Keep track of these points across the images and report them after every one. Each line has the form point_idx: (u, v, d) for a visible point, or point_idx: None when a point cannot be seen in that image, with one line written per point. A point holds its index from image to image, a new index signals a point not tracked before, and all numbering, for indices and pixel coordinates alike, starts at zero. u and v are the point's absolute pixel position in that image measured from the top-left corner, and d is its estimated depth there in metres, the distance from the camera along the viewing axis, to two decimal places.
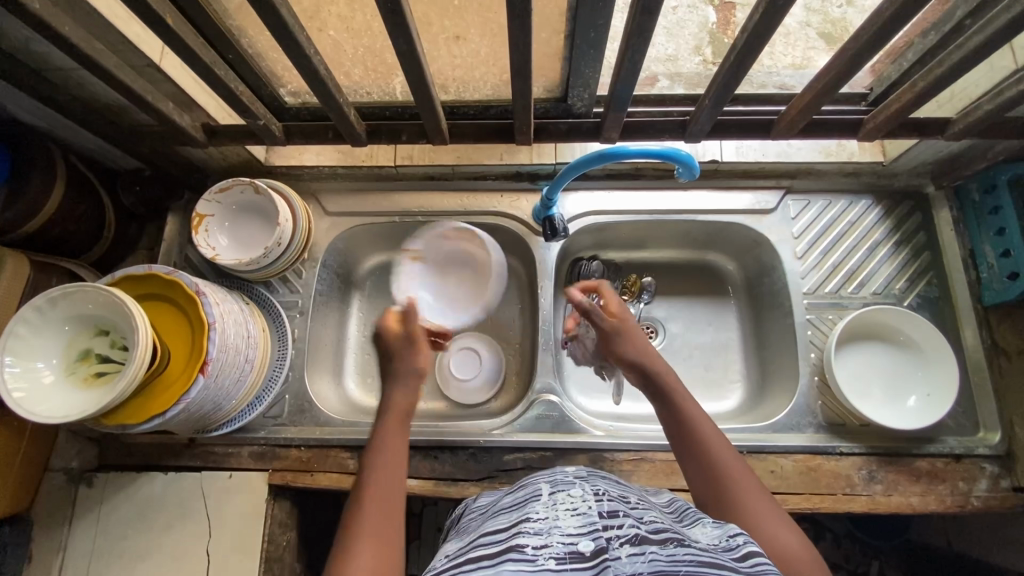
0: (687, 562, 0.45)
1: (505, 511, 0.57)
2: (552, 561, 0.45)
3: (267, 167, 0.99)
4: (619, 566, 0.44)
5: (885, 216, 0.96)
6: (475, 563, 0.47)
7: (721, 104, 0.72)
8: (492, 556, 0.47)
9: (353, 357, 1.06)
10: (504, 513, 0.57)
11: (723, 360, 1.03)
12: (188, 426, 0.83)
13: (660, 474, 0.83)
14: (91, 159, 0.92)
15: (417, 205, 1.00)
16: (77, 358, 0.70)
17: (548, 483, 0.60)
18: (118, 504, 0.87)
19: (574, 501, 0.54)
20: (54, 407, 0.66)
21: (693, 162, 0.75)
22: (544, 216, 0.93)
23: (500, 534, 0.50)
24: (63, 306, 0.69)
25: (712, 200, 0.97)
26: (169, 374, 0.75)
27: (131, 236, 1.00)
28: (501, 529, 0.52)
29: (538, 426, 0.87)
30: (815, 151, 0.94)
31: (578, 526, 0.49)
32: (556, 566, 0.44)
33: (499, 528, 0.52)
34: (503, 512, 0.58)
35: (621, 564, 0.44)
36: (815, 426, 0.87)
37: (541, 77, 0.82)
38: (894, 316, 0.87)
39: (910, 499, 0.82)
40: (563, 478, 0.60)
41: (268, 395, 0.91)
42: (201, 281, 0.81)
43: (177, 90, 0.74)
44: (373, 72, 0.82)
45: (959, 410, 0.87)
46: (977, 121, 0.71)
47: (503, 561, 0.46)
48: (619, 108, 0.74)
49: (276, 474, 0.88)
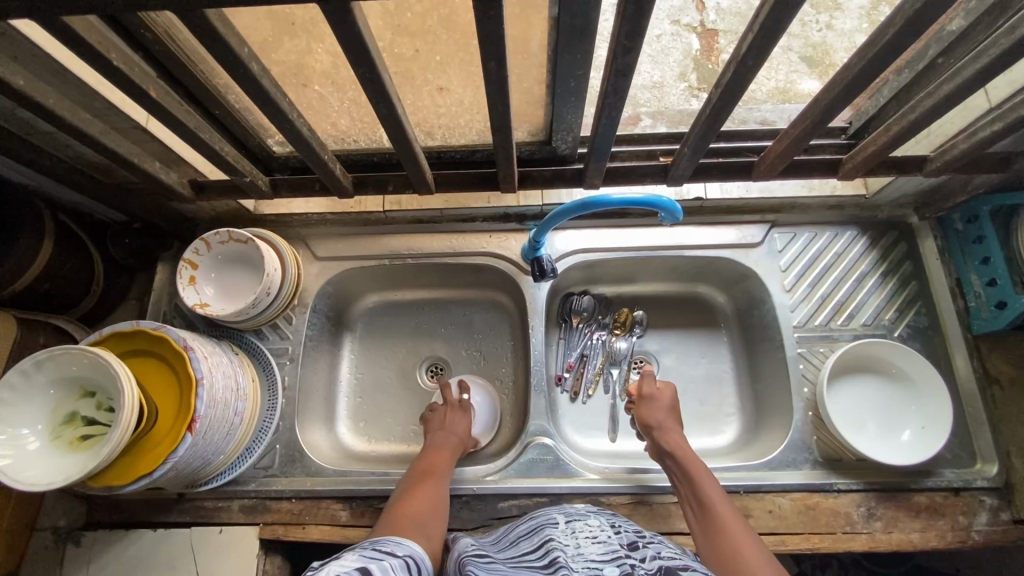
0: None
1: (530, 535, 0.66)
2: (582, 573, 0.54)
3: (256, 216, 0.99)
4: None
5: (870, 247, 0.97)
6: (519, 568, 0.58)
7: (701, 151, 0.73)
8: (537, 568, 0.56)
9: (346, 401, 1.05)
10: (530, 535, 0.66)
11: (717, 393, 1.03)
12: (177, 482, 0.82)
13: (656, 518, 0.82)
14: (81, 214, 0.93)
15: (406, 247, 1.01)
16: (63, 421, 0.69)
17: (563, 515, 0.70)
18: (105, 563, 0.85)
19: (594, 532, 0.64)
20: (40, 473, 0.66)
21: (676, 207, 0.75)
22: (532, 257, 0.93)
23: (536, 552, 0.61)
24: (47, 369, 0.68)
25: (698, 235, 0.98)
26: (156, 432, 0.75)
27: (119, 287, 1.00)
28: (535, 547, 0.62)
29: (532, 470, 0.86)
30: (799, 187, 0.95)
31: (602, 552, 0.59)
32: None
33: (531, 549, 0.62)
34: (528, 535, 0.67)
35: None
36: (811, 462, 0.86)
37: (524, 123, 0.83)
38: (884, 348, 0.87)
39: (911, 536, 0.81)
40: (576, 512, 0.71)
41: (259, 446, 0.90)
42: (189, 336, 0.80)
43: (164, 149, 0.75)
44: (359, 122, 0.83)
45: (955, 441, 0.86)
46: (954, 159, 0.73)
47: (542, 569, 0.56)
48: (600, 157, 0.76)
49: (266, 528, 0.86)
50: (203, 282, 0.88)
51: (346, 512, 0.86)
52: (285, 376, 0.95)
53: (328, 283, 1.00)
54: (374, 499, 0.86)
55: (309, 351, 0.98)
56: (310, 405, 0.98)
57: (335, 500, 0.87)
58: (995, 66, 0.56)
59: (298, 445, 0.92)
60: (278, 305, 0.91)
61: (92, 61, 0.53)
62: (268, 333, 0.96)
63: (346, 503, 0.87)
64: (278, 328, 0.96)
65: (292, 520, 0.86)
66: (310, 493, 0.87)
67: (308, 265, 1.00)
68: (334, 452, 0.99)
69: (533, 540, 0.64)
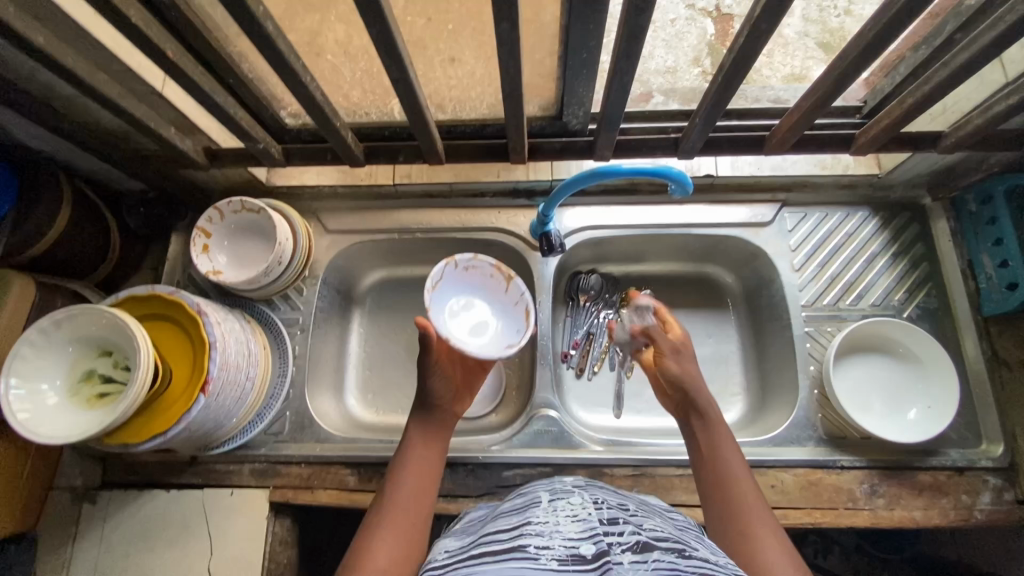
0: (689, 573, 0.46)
1: (506, 515, 0.58)
2: (555, 561, 0.47)
3: (268, 188, 1.00)
4: (621, 569, 0.46)
5: (881, 228, 0.96)
6: (479, 557, 0.50)
7: (712, 121, 0.73)
8: (498, 552, 0.50)
9: (355, 373, 1.07)
10: (505, 517, 0.58)
11: (723, 372, 1.03)
12: (190, 444, 0.84)
13: (659, 490, 0.83)
14: (97, 183, 0.95)
15: (416, 221, 1.01)
16: (81, 378, 0.71)
17: (547, 492, 0.60)
18: (121, 521, 0.88)
19: (574, 509, 0.55)
20: (59, 428, 0.67)
21: (686, 179, 0.75)
22: (541, 232, 0.93)
23: (502, 535, 0.52)
24: (67, 328, 0.70)
25: (708, 213, 0.98)
26: (171, 393, 0.77)
27: (134, 256, 1.01)
28: (504, 529, 0.53)
29: (537, 441, 0.87)
30: (810, 163, 0.95)
31: (578, 531, 0.51)
32: (558, 566, 0.46)
33: (500, 531, 0.54)
34: (504, 516, 0.58)
35: (624, 568, 0.46)
36: (815, 439, 0.86)
37: (536, 97, 0.83)
38: (893, 328, 0.87)
39: (913, 513, 0.81)
40: (561, 487, 0.61)
41: (269, 412, 0.92)
42: (204, 301, 0.82)
43: (179, 115, 0.76)
44: (371, 94, 0.83)
45: (961, 422, 0.86)
46: (969, 134, 0.72)
47: (506, 557, 0.48)
48: (611, 126, 0.75)
49: (276, 491, 0.88)
50: (216, 249, 0.89)
51: (353, 477, 0.88)
52: (296, 345, 0.97)
53: (338, 256, 1.01)
54: (382, 465, 0.88)
55: (319, 322, 1.00)
56: (320, 375, 1.00)
57: (342, 466, 0.89)
58: (1013, 33, 0.56)
59: (307, 412, 0.93)
60: (288, 276, 0.93)
61: (110, 18, 0.54)
62: (280, 303, 0.98)
63: (353, 469, 0.89)
64: (289, 298, 0.98)
65: (300, 484, 0.88)
66: (319, 458, 0.89)
67: (319, 238, 1.01)
68: (344, 422, 1.01)
69: (507, 522, 0.55)
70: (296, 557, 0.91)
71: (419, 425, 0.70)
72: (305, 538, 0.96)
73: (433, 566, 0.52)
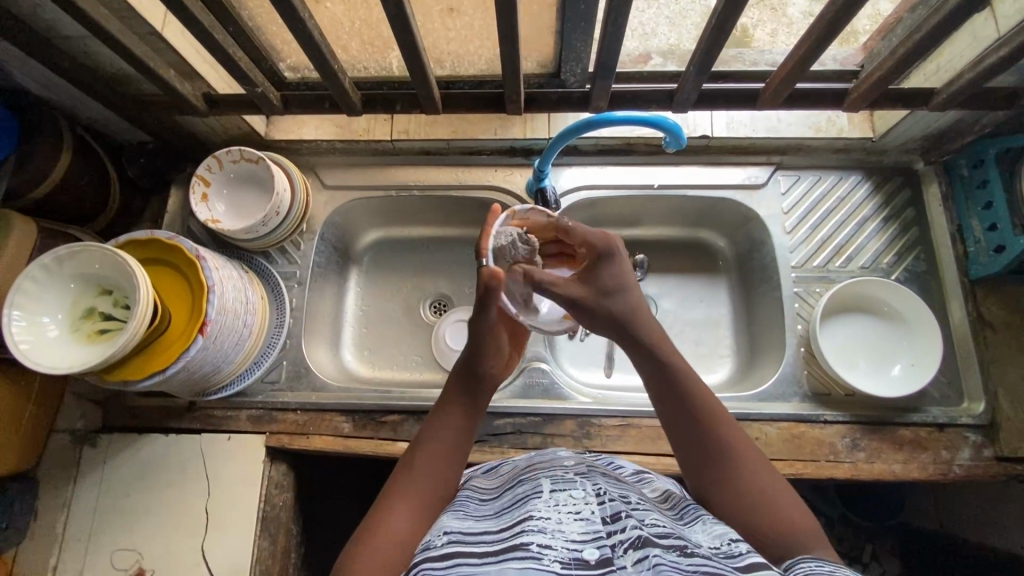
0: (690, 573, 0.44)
1: (506, 509, 0.56)
2: (557, 564, 0.45)
3: (267, 142, 1.01)
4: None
5: (874, 192, 0.97)
6: (478, 557, 0.47)
7: (706, 70, 0.73)
8: (496, 553, 0.47)
9: (351, 329, 1.08)
10: (505, 512, 0.55)
11: (713, 335, 1.04)
12: (188, 388, 0.86)
13: (645, 440, 0.85)
14: (98, 132, 0.95)
15: (413, 179, 1.02)
16: (82, 315, 0.73)
17: (548, 479, 0.58)
18: (120, 463, 0.90)
19: (576, 504, 0.53)
20: (58, 359, 0.69)
21: (681, 131, 0.77)
22: (536, 188, 0.93)
23: (502, 533, 0.50)
24: (69, 265, 0.72)
25: (703, 175, 0.99)
26: (169, 334, 0.78)
27: (134, 208, 1.02)
28: (504, 527, 0.51)
29: (528, 392, 0.89)
30: (805, 126, 0.95)
31: (582, 533, 0.49)
32: (562, 569, 0.44)
33: (500, 528, 0.51)
34: (503, 509, 0.56)
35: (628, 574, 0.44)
36: (800, 395, 0.88)
37: (534, 51, 0.83)
38: (879, 287, 0.89)
39: (892, 466, 0.83)
40: (564, 475, 0.59)
41: (266, 360, 0.94)
42: (201, 247, 0.83)
43: (179, 59, 0.77)
44: (370, 45, 0.84)
45: (943, 381, 0.88)
46: (960, 90, 0.73)
47: (507, 558, 0.46)
48: (606, 77, 0.76)
49: (272, 436, 0.90)
50: (215, 199, 0.91)
51: (348, 424, 0.91)
52: (293, 298, 0.98)
53: (336, 212, 1.02)
54: (376, 413, 0.91)
55: (316, 277, 1.01)
56: (316, 329, 1.01)
57: (338, 414, 0.91)
58: None
59: (304, 362, 0.95)
60: (286, 229, 0.94)
61: None
62: (277, 257, 0.99)
63: (348, 416, 0.91)
64: (287, 251, 0.99)
65: (296, 430, 0.90)
66: (315, 405, 0.91)
67: (317, 193, 1.02)
68: (339, 375, 1.02)
69: (507, 518, 0.53)
70: (291, 502, 0.93)
71: (456, 391, 0.66)
72: (300, 485, 0.98)
73: (430, 556, 0.48)
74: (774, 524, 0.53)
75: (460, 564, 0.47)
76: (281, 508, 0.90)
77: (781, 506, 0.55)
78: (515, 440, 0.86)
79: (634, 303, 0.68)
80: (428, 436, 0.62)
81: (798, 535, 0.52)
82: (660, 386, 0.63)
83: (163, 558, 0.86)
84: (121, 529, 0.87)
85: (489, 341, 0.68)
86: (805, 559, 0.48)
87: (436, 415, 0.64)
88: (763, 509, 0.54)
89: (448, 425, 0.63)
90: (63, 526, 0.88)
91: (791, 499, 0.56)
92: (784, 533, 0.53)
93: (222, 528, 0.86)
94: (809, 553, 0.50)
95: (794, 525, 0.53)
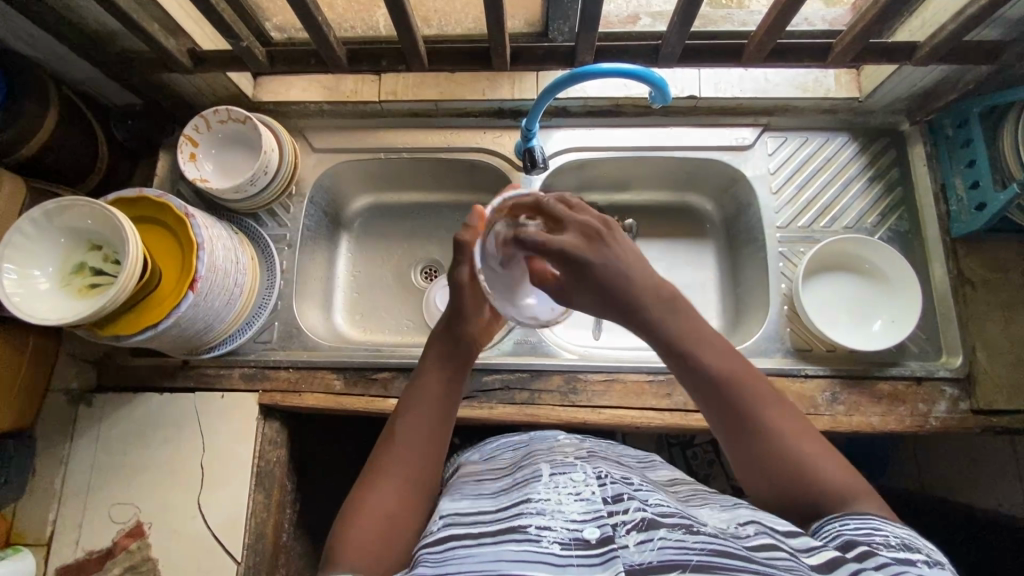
0: (696, 550, 0.45)
1: (508, 491, 0.56)
2: (557, 545, 0.46)
3: (255, 104, 1.01)
4: (628, 555, 0.45)
5: (860, 153, 0.98)
6: (478, 540, 0.49)
7: (689, 23, 0.73)
8: (493, 533, 0.49)
9: (342, 293, 1.09)
10: (507, 493, 0.56)
11: (700, 297, 1.06)
12: (181, 346, 0.87)
13: (630, 395, 0.87)
14: (84, 93, 0.95)
15: (402, 141, 1.02)
16: (73, 270, 0.73)
17: (548, 463, 0.58)
18: (116, 421, 0.92)
19: (576, 486, 0.53)
20: (50, 311, 0.70)
21: (665, 86, 0.77)
22: (524, 148, 0.94)
23: (502, 515, 0.51)
24: (58, 220, 0.72)
25: (690, 136, 0.99)
26: (160, 291, 0.79)
27: (123, 171, 1.02)
28: (504, 508, 0.53)
29: (515, 350, 0.91)
30: (792, 86, 0.95)
31: (583, 512, 0.50)
32: (561, 551, 0.46)
33: (502, 509, 0.53)
34: (505, 491, 0.56)
35: (630, 553, 0.45)
36: (783, 351, 0.90)
37: (519, 10, 0.87)
38: (859, 245, 0.91)
39: (870, 419, 0.85)
40: (564, 459, 0.59)
41: (257, 320, 0.95)
42: (190, 206, 0.84)
43: (163, 13, 0.77)
44: (356, 3, 0.87)
45: (922, 337, 0.90)
46: (942, 42, 0.73)
47: (505, 540, 0.48)
48: (590, 28, 0.75)
49: (265, 394, 0.92)
50: (203, 158, 0.91)
51: (340, 381, 0.92)
52: (284, 260, 0.99)
53: (325, 174, 1.03)
54: (367, 370, 0.92)
55: (306, 240, 1.02)
56: (308, 291, 1.02)
57: (329, 372, 0.93)
58: None
59: (295, 323, 0.97)
60: (274, 189, 0.94)
61: None
62: (267, 220, 1.00)
63: (340, 374, 0.93)
64: (276, 214, 1.00)
65: (288, 388, 0.92)
66: (307, 364, 0.93)
67: (306, 156, 1.02)
68: (330, 336, 1.03)
69: (508, 499, 0.54)
70: (284, 459, 0.95)
71: (436, 363, 0.67)
72: (294, 444, 1.00)
73: (429, 542, 0.50)
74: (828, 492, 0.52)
75: (456, 546, 0.48)
76: (275, 464, 0.92)
77: (822, 471, 0.53)
78: (503, 395, 0.88)
79: (648, 281, 0.60)
80: (410, 408, 0.63)
81: (845, 499, 0.52)
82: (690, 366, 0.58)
83: (160, 511, 0.88)
84: (119, 484, 0.89)
85: (470, 311, 0.69)
86: (836, 518, 0.50)
87: (416, 387, 0.65)
88: (809, 476, 0.53)
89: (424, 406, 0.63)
90: (62, 482, 0.90)
91: (832, 462, 0.54)
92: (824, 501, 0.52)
93: (217, 483, 0.88)
94: (854, 512, 0.50)
95: (837, 490, 0.52)
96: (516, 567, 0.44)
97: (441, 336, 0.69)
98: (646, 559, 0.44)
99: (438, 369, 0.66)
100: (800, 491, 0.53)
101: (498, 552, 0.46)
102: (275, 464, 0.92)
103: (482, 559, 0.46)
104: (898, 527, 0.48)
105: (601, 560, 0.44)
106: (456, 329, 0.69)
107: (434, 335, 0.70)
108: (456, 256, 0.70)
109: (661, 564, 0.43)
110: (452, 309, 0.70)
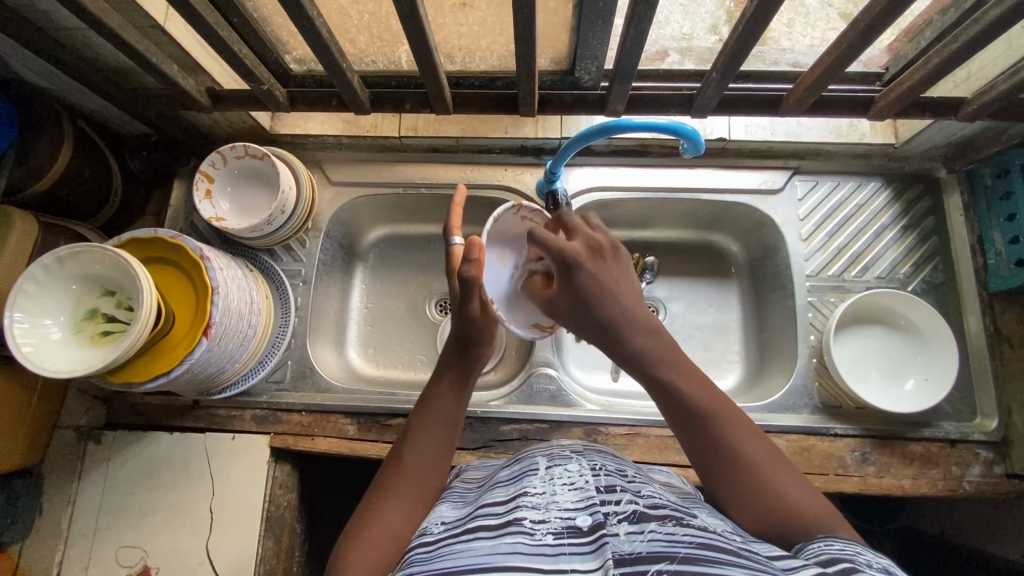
0: (685, 543, 0.42)
1: (501, 486, 0.54)
2: (550, 535, 0.44)
3: (272, 135, 0.99)
4: (617, 543, 0.42)
5: (894, 199, 0.94)
6: (472, 535, 0.45)
7: (728, 77, 0.71)
8: (491, 527, 0.45)
9: (357, 326, 1.06)
10: (500, 487, 0.53)
11: (722, 340, 1.03)
12: (193, 387, 0.85)
13: (652, 450, 0.84)
14: (98, 123, 0.93)
15: (421, 176, 1.00)
16: (84, 316, 0.71)
17: (544, 458, 0.56)
18: (125, 460, 0.90)
19: (571, 477, 0.51)
20: (61, 362, 0.68)
21: (698, 137, 0.76)
22: (548, 190, 0.92)
23: (495, 509, 0.48)
24: (70, 265, 0.70)
25: (718, 178, 0.96)
26: (173, 333, 0.76)
27: (137, 200, 1.00)
28: (497, 502, 0.49)
29: (534, 398, 0.89)
30: (825, 130, 0.92)
31: (575, 501, 0.47)
32: (554, 540, 0.43)
33: (494, 503, 0.49)
34: (498, 485, 0.54)
35: (619, 541, 0.42)
36: (811, 407, 0.88)
37: (548, 49, 0.78)
38: (892, 299, 0.88)
39: (901, 481, 0.83)
40: (560, 452, 0.57)
41: (270, 360, 0.93)
42: (206, 247, 0.81)
43: (182, 52, 0.75)
44: (379, 39, 0.79)
45: (956, 396, 0.87)
46: (991, 101, 0.70)
47: (499, 535, 0.44)
48: (624, 79, 0.73)
49: (277, 437, 0.90)
50: (219, 195, 0.90)
51: (353, 426, 0.90)
52: (298, 296, 0.97)
53: (341, 209, 1.00)
54: (382, 415, 0.90)
55: (321, 275, 1.00)
56: (321, 326, 1.00)
57: (343, 416, 0.91)
58: None
59: (308, 362, 0.95)
60: (292, 226, 0.92)
61: None
62: (282, 254, 0.98)
63: (353, 419, 0.91)
64: (292, 249, 0.98)
65: (301, 431, 0.90)
66: (319, 407, 0.91)
67: (323, 189, 1.00)
68: (344, 373, 1.01)
69: (500, 493, 0.51)
70: (295, 502, 0.93)
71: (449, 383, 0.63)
72: (302, 484, 0.98)
73: (424, 541, 0.48)
74: (789, 515, 0.50)
75: (443, 546, 0.46)
76: (285, 508, 0.90)
77: (791, 495, 0.51)
78: (521, 446, 0.85)
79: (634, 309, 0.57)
80: (419, 429, 0.60)
81: (808, 521, 0.49)
82: (672, 407, 0.55)
83: (168, 557, 0.86)
84: (127, 527, 0.87)
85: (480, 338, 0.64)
86: (822, 538, 0.46)
87: (427, 408, 0.61)
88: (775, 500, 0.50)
89: (433, 429, 0.59)
90: (68, 523, 0.88)
91: (806, 491, 0.52)
92: (789, 522, 0.50)
93: (226, 528, 0.86)
94: (833, 535, 0.47)
95: (802, 509, 0.50)
96: (509, 561, 0.41)
97: (456, 361, 0.64)
98: (636, 547, 0.41)
99: (454, 394, 0.62)
100: (772, 519, 0.50)
101: (493, 548, 0.43)
102: (285, 508, 0.90)
103: (476, 554, 0.42)
104: (878, 554, 0.45)
105: (591, 548, 0.42)
106: (465, 346, 0.64)
107: (446, 360, 0.65)
108: (463, 291, 0.64)
109: (650, 554, 0.40)
110: (461, 337, 0.64)
